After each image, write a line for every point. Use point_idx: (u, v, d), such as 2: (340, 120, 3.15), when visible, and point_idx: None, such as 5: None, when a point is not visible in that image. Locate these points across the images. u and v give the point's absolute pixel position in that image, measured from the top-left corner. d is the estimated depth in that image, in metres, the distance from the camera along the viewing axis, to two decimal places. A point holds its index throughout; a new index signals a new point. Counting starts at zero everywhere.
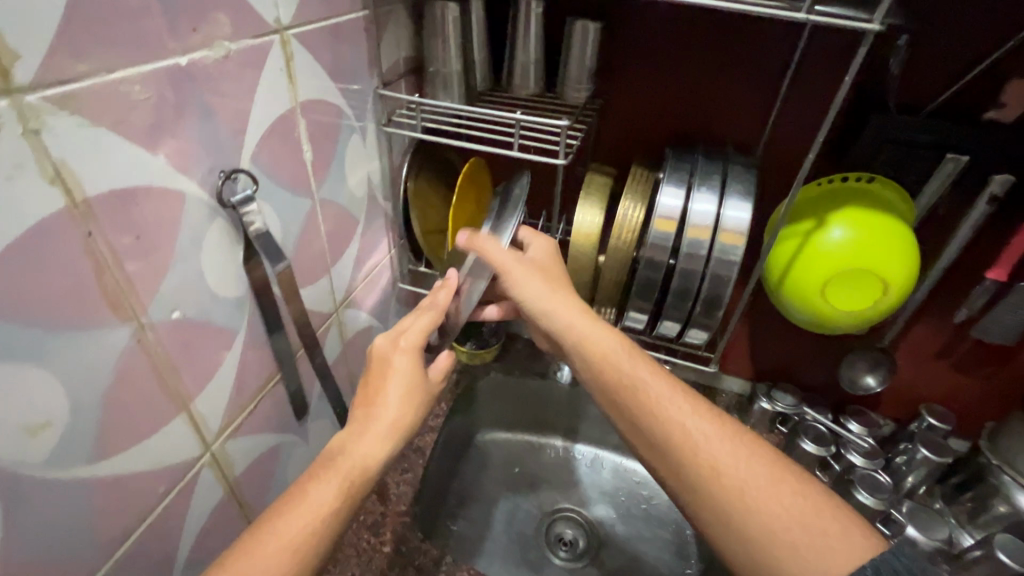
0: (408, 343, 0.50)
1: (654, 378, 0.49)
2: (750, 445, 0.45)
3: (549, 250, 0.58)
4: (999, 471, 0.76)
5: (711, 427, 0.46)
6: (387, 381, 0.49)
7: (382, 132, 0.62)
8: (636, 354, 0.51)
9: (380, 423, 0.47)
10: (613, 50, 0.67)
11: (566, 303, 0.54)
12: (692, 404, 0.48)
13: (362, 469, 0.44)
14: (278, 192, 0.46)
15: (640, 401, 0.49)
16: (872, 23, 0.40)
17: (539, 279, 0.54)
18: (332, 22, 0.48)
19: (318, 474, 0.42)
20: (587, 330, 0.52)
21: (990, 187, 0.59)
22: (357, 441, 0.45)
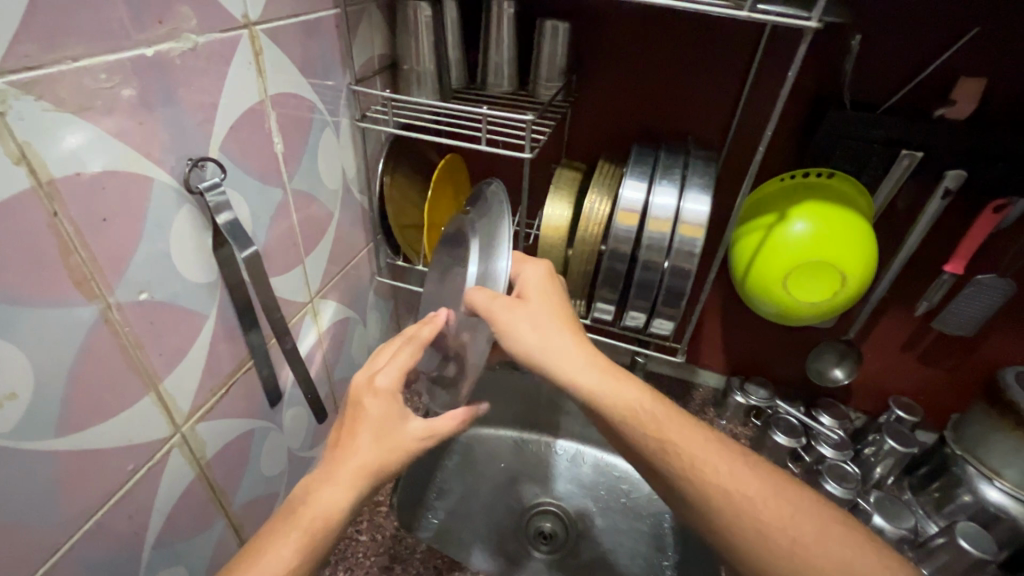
0: (380, 385, 0.47)
1: (684, 434, 0.44)
2: (792, 497, 0.42)
3: (542, 282, 0.52)
4: (963, 461, 0.78)
5: (751, 485, 0.42)
6: (360, 425, 0.45)
7: (357, 127, 0.64)
8: (658, 401, 0.46)
9: (346, 470, 0.43)
10: (583, 49, 0.69)
11: (569, 348, 0.47)
12: (728, 457, 0.44)
13: (324, 518, 0.40)
14: (248, 181, 0.47)
15: (670, 458, 0.43)
16: (811, 20, 0.42)
17: (533, 320, 0.48)
18: (304, 19, 0.50)
19: (278, 527, 0.40)
20: (595, 383, 0.46)
21: (944, 182, 0.63)
22: (322, 487, 0.42)
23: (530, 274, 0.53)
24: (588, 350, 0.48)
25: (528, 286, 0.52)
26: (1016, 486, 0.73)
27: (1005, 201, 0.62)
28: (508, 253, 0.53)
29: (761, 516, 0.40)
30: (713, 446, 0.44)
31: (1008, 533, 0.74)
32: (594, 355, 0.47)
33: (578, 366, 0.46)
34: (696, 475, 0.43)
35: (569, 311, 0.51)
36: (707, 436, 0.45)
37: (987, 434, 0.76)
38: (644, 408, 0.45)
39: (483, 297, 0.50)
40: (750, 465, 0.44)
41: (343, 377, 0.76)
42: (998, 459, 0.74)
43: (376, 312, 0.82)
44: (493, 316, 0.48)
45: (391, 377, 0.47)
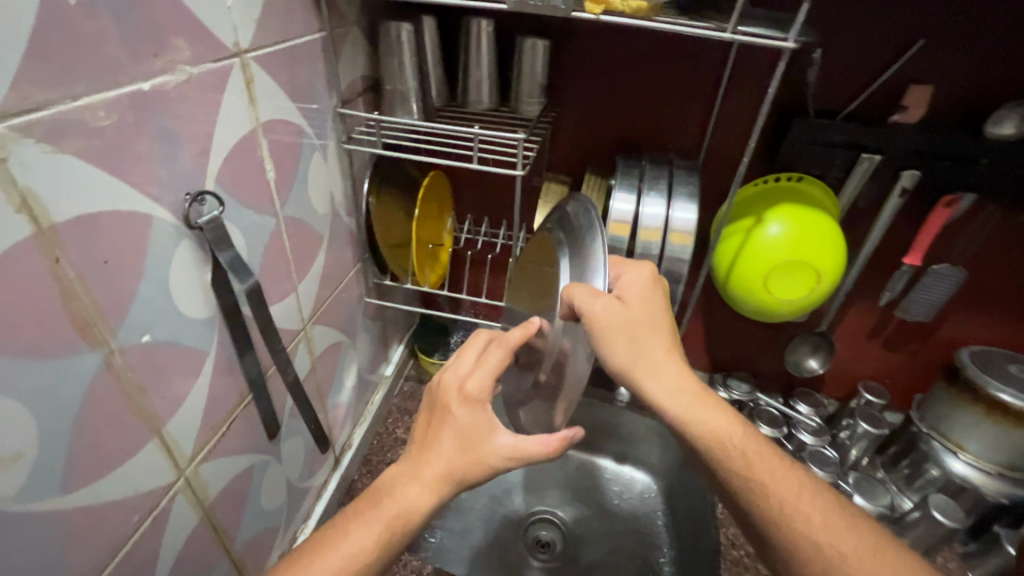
0: (470, 392, 0.48)
1: (775, 477, 0.45)
2: (896, 563, 0.40)
3: (645, 286, 0.52)
4: (928, 437, 0.84)
5: (846, 539, 0.41)
6: (447, 429, 0.47)
7: (342, 149, 0.63)
8: (753, 437, 0.48)
9: (430, 471, 0.45)
10: (561, 65, 0.71)
11: (666, 373, 0.50)
12: (826, 509, 0.43)
13: (405, 517, 0.44)
14: (242, 212, 0.46)
15: (756, 497, 0.45)
16: (788, 41, 0.44)
17: (636, 334, 0.49)
18: (291, 44, 0.49)
19: (363, 516, 0.43)
20: (684, 409, 0.49)
21: (901, 182, 0.67)
22: (405, 485, 0.45)
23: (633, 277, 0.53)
24: (684, 374, 0.50)
25: (632, 293, 0.52)
26: (977, 458, 0.79)
27: (956, 197, 0.68)
28: (604, 271, 0.50)
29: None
30: (809, 495, 0.44)
31: (972, 501, 0.80)
32: (690, 382, 0.50)
33: (674, 391, 0.49)
34: (784, 519, 0.43)
35: (670, 326, 0.52)
36: (804, 483, 0.45)
37: (949, 411, 0.81)
38: (734, 443, 0.47)
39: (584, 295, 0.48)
40: (850, 522, 0.43)
41: (336, 402, 0.75)
42: (961, 433, 0.80)
43: (365, 333, 0.81)
44: (598, 327, 0.48)
45: (480, 386, 0.48)
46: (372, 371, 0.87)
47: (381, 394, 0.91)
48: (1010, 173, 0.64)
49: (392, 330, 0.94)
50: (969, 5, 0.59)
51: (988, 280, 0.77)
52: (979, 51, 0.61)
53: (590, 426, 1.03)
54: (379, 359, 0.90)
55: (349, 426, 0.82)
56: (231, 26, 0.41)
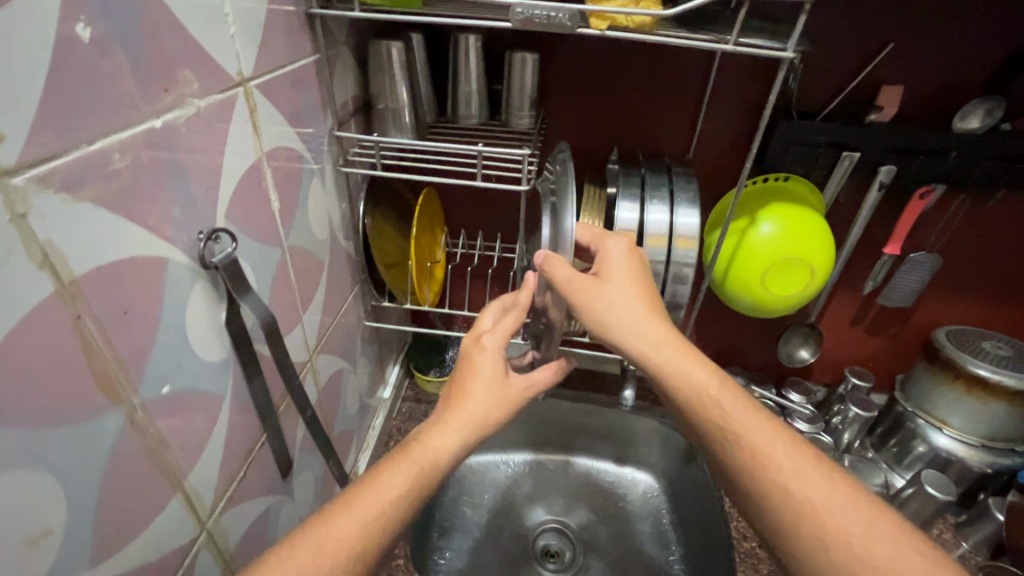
0: (487, 343, 0.54)
1: (753, 429, 0.46)
2: (868, 512, 0.41)
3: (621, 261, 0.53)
4: (914, 416, 0.88)
5: (819, 492, 0.42)
6: (473, 377, 0.52)
7: (339, 172, 0.61)
8: (732, 390, 0.49)
9: (460, 418, 0.50)
10: (549, 77, 0.71)
11: (646, 332, 0.50)
12: (798, 459, 0.44)
13: (435, 461, 0.47)
14: (250, 245, 0.44)
15: (734, 447, 0.46)
16: (786, 51, 0.46)
17: (610, 297, 0.51)
18: (289, 69, 0.48)
19: (397, 461, 0.45)
20: (668, 364, 0.49)
21: (879, 177, 0.71)
22: (435, 434, 0.48)
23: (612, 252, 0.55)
24: (663, 330, 0.51)
25: (608, 258, 0.54)
26: (962, 432, 0.83)
27: (929, 187, 0.72)
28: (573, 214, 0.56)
29: (826, 526, 0.41)
30: (785, 444, 0.46)
31: (959, 473, 0.85)
32: (671, 337, 0.51)
33: (654, 347, 0.50)
34: (758, 469, 0.45)
35: (650, 288, 0.53)
36: (781, 435, 0.46)
37: (932, 389, 0.85)
38: (713, 396, 0.48)
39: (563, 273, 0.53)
40: (823, 472, 0.44)
41: (340, 431, 0.72)
42: (945, 410, 0.84)
43: (364, 358, 0.79)
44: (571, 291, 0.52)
45: (497, 338, 0.55)
46: (371, 395, 0.85)
47: (381, 419, 0.88)
48: (976, 163, 0.68)
49: (388, 351, 0.92)
50: (932, 8, 0.63)
51: (960, 263, 0.82)
52: (944, 50, 0.65)
53: (590, 432, 1.03)
54: (377, 382, 0.88)
55: (353, 455, 0.79)
56: (234, 55, 0.39)
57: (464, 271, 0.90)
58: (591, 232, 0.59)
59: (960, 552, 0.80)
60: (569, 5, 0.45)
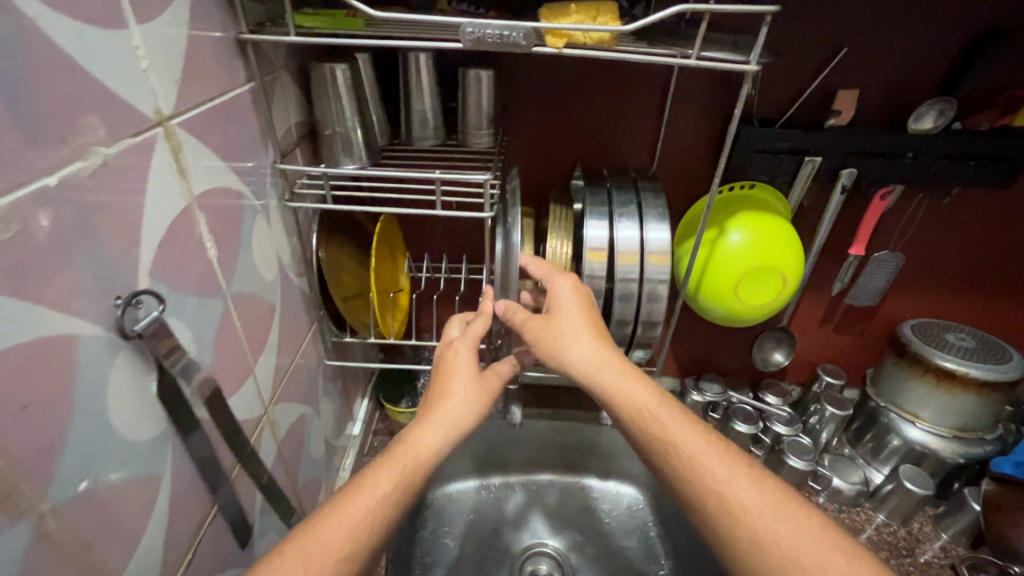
0: (459, 345, 0.59)
1: (689, 437, 0.46)
2: (794, 512, 0.41)
3: (570, 295, 0.54)
4: (887, 410, 0.89)
5: (753, 497, 0.42)
6: (451, 376, 0.57)
7: (286, 207, 0.56)
8: (668, 401, 0.49)
9: (441, 416, 0.54)
10: (507, 93, 0.68)
11: (588, 354, 0.51)
12: (731, 464, 0.45)
13: (419, 460, 0.50)
14: (184, 302, 0.39)
15: (672, 456, 0.46)
16: (750, 63, 0.44)
17: (558, 330, 0.52)
18: (219, 101, 0.43)
19: (381, 464, 0.48)
20: (609, 388, 0.49)
21: (841, 180, 0.71)
22: (419, 433, 0.52)
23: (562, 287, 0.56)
24: (605, 355, 0.51)
25: (556, 293, 0.55)
26: (934, 425, 0.84)
27: (888, 190, 0.73)
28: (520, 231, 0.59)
29: (757, 530, 0.41)
30: (719, 451, 0.46)
31: (934, 465, 0.85)
32: (612, 359, 0.51)
33: (593, 368, 0.50)
34: (692, 475, 0.44)
35: (598, 323, 0.54)
36: (715, 442, 0.46)
37: (903, 384, 0.86)
38: (650, 410, 0.48)
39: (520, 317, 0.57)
40: (754, 476, 0.44)
41: (306, 481, 0.67)
42: (916, 404, 0.85)
43: (327, 398, 0.74)
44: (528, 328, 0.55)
45: (469, 342, 0.60)
46: (339, 436, 0.79)
47: (352, 458, 0.83)
48: (931, 163, 0.69)
49: (353, 385, 0.86)
50: (883, 13, 0.63)
51: (920, 258, 0.84)
52: (896, 53, 0.66)
53: (571, 449, 1.00)
54: (344, 420, 0.82)
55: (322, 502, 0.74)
56: (149, 92, 0.34)
57: (430, 295, 0.86)
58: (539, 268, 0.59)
59: (941, 544, 0.81)
60: (522, 23, 0.42)
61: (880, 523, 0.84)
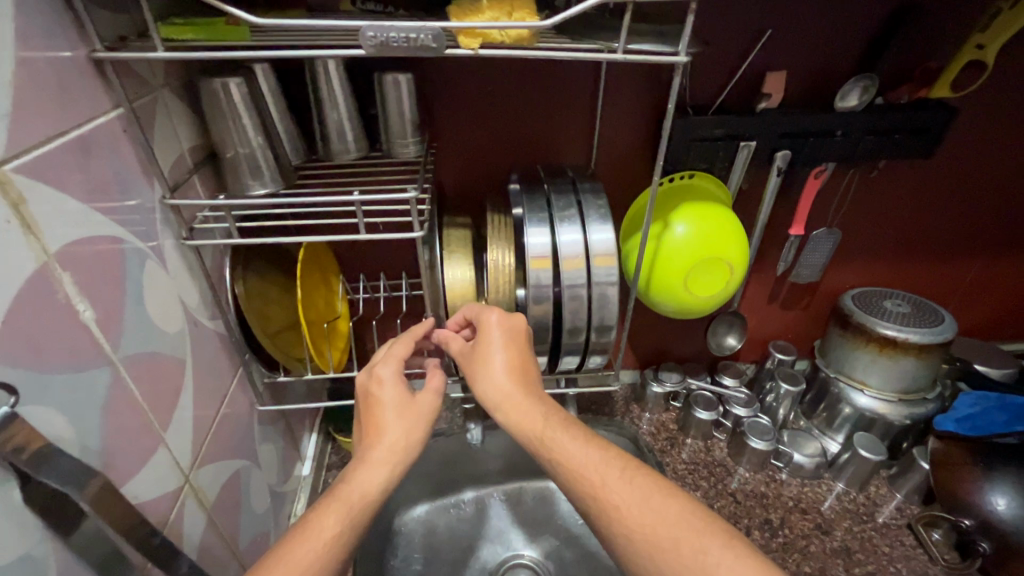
0: (383, 375, 0.53)
1: (570, 450, 0.44)
2: (660, 498, 0.41)
3: (498, 328, 0.53)
4: (836, 380, 0.91)
5: (622, 494, 0.41)
6: (379, 409, 0.51)
7: (186, 246, 0.49)
8: (559, 419, 0.47)
9: (378, 450, 0.48)
10: (430, 97, 0.63)
11: (496, 388, 0.49)
12: (603, 464, 0.43)
13: (363, 495, 0.45)
14: (50, 382, 0.33)
15: (561, 472, 0.44)
16: (680, 54, 0.41)
17: (477, 366, 0.52)
18: (73, 134, 0.36)
19: (324, 504, 0.44)
20: (512, 415, 0.48)
21: (777, 163, 0.70)
22: (359, 470, 0.47)
23: (490, 319, 0.54)
24: (513, 389, 0.49)
25: (486, 327, 0.54)
26: (879, 390, 0.87)
27: (822, 167, 0.74)
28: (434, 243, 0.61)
29: (627, 523, 0.40)
30: (594, 452, 0.44)
31: (883, 429, 0.88)
32: (516, 393, 0.49)
33: (505, 403, 0.48)
34: (573, 479, 0.43)
35: (526, 363, 0.52)
36: (591, 449, 0.44)
37: (848, 353, 0.88)
38: (539, 431, 0.46)
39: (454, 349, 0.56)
40: (625, 470, 0.43)
41: (249, 541, 0.60)
42: (863, 372, 0.87)
43: (267, 443, 0.67)
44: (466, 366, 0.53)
45: (392, 368, 0.54)
46: (285, 481, 0.72)
47: (304, 501, 0.77)
48: (858, 139, 0.70)
49: (298, 422, 0.79)
50: None
51: (855, 231, 0.86)
52: (817, 33, 0.66)
53: None
54: (291, 461, 0.76)
55: None
56: None
57: (372, 316, 0.80)
58: (472, 305, 0.56)
59: (896, 504, 0.84)
60: (432, 24, 0.38)
61: (840, 491, 0.86)
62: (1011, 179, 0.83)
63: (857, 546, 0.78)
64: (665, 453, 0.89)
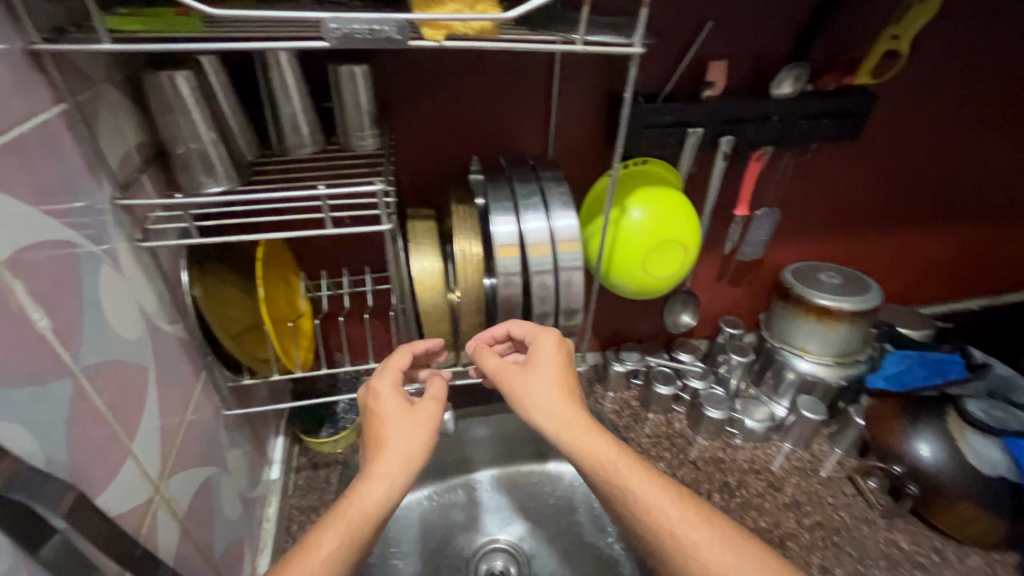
0: (381, 389, 0.53)
1: (649, 489, 0.47)
2: (738, 543, 0.45)
3: (552, 351, 0.54)
4: (781, 350, 0.97)
5: (702, 537, 0.45)
6: (381, 422, 0.51)
7: (141, 249, 0.47)
8: (629, 456, 0.49)
9: (382, 463, 0.48)
10: (386, 89, 0.63)
11: (556, 414, 0.50)
12: (682, 508, 0.46)
13: (362, 512, 0.45)
14: (11, 395, 0.31)
15: (630, 505, 0.46)
16: (635, 45, 0.43)
17: (526, 386, 0.52)
18: (14, 134, 0.34)
19: (327, 522, 0.44)
20: (577, 444, 0.49)
21: (722, 148, 0.74)
22: (365, 486, 0.46)
23: (543, 341, 0.55)
24: (572, 415, 0.50)
25: (538, 349, 0.54)
26: (818, 355, 0.94)
27: (762, 151, 0.79)
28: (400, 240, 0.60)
29: (708, 565, 0.43)
30: (670, 496, 0.47)
31: (823, 391, 0.96)
32: (579, 420, 0.50)
33: (558, 428, 0.50)
34: (649, 517, 0.46)
35: (575, 388, 0.53)
36: (667, 490, 0.47)
37: (789, 323, 0.95)
38: (610, 463, 0.48)
39: (491, 362, 0.56)
40: (702, 516, 0.46)
41: (223, 550, 0.58)
42: (803, 339, 0.95)
43: (234, 449, 0.65)
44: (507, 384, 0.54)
45: (389, 379, 0.54)
46: (254, 486, 0.70)
47: (275, 506, 0.75)
48: (792, 124, 0.75)
49: (263, 426, 0.77)
50: None
51: (792, 211, 0.93)
52: (753, 24, 0.70)
53: (513, 436, 0.95)
54: (258, 466, 0.74)
55: (249, 561, 0.67)
56: None
57: (336, 313, 0.79)
58: (522, 323, 0.57)
59: (837, 459, 0.92)
60: (395, 15, 0.38)
61: (788, 451, 0.93)
62: (944, 161, 0.93)
63: (805, 499, 0.85)
64: (629, 429, 0.93)
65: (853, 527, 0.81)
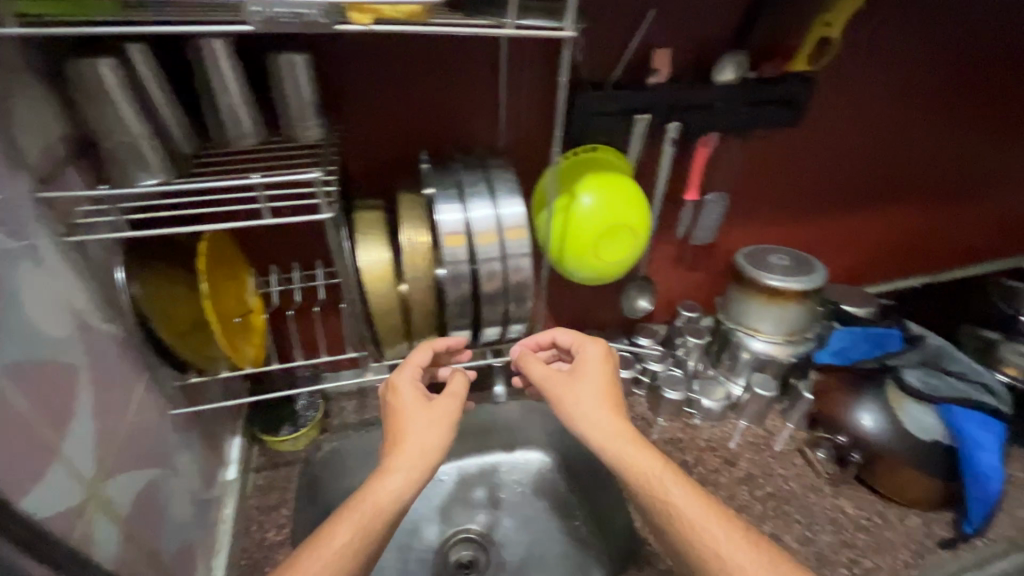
0: (400, 386, 0.56)
1: (694, 506, 0.50)
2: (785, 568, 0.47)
3: (599, 361, 0.61)
4: (736, 331, 1.00)
5: (748, 559, 0.47)
6: (400, 417, 0.53)
7: (67, 244, 0.46)
8: (676, 474, 0.53)
9: (400, 457, 0.50)
10: (329, 78, 0.62)
11: (603, 423, 0.56)
12: (729, 529, 0.49)
13: (375, 505, 0.47)
14: None
15: (671, 518, 0.50)
16: (566, 30, 0.44)
17: (572, 391, 0.59)
18: None
19: (343, 514, 0.46)
20: (621, 453, 0.54)
21: (670, 134, 0.77)
22: (382, 479, 0.48)
23: (590, 352, 0.62)
24: (616, 423, 0.56)
25: (584, 359, 0.61)
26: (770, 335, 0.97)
27: (708, 137, 0.81)
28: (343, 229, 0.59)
29: None
30: (716, 517, 0.50)
31: (775, 368, 1.00)
32: (627, 431, 0.55)
33: (605, 435, 0.55)
34: (691, 531, 0.49)
35: (616, 399, 0.59)
36: (716, 512, 0.50)
37: (745, 305, 0.98)
38: (656, 476, 0.52)
39: (537, 371, 0.62)
40: (751, 539, 0.48)
41: (172, 552, 0.57)
42: (756, 320, 0.97)
43: (185, 450, 0.63)
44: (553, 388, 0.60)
45: (408, 374, 0.57)
46: (207, 486, 0.69)
47: (231, 506, 0.74)
48: (734, 109, 0.77)
49: (216, 426, 0.75)
50: None
51: (741, 195, 0.96)
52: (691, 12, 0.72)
53: (478, 425, 0.95)
54: (212, 466, 0.72)
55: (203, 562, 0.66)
56: None
57: (288, 308, 0.78)
58: (571, 334, 0.65)
59: (789, 432, 0.95)
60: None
61: (743, 427, 0.96)
62: (889, 147, 0.98)
63: (758, 472, 0.88)
64: None
65: (802, 495, 0.85)
